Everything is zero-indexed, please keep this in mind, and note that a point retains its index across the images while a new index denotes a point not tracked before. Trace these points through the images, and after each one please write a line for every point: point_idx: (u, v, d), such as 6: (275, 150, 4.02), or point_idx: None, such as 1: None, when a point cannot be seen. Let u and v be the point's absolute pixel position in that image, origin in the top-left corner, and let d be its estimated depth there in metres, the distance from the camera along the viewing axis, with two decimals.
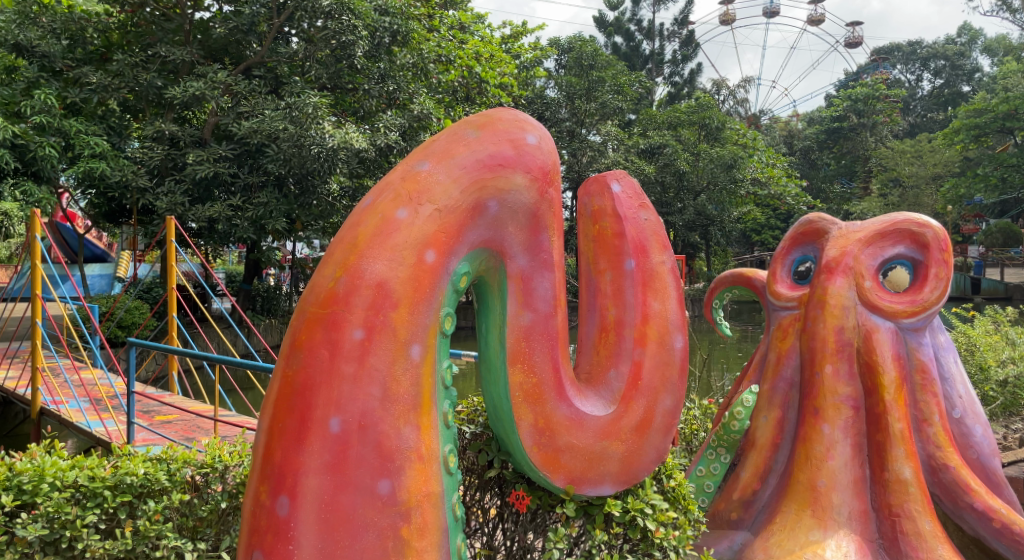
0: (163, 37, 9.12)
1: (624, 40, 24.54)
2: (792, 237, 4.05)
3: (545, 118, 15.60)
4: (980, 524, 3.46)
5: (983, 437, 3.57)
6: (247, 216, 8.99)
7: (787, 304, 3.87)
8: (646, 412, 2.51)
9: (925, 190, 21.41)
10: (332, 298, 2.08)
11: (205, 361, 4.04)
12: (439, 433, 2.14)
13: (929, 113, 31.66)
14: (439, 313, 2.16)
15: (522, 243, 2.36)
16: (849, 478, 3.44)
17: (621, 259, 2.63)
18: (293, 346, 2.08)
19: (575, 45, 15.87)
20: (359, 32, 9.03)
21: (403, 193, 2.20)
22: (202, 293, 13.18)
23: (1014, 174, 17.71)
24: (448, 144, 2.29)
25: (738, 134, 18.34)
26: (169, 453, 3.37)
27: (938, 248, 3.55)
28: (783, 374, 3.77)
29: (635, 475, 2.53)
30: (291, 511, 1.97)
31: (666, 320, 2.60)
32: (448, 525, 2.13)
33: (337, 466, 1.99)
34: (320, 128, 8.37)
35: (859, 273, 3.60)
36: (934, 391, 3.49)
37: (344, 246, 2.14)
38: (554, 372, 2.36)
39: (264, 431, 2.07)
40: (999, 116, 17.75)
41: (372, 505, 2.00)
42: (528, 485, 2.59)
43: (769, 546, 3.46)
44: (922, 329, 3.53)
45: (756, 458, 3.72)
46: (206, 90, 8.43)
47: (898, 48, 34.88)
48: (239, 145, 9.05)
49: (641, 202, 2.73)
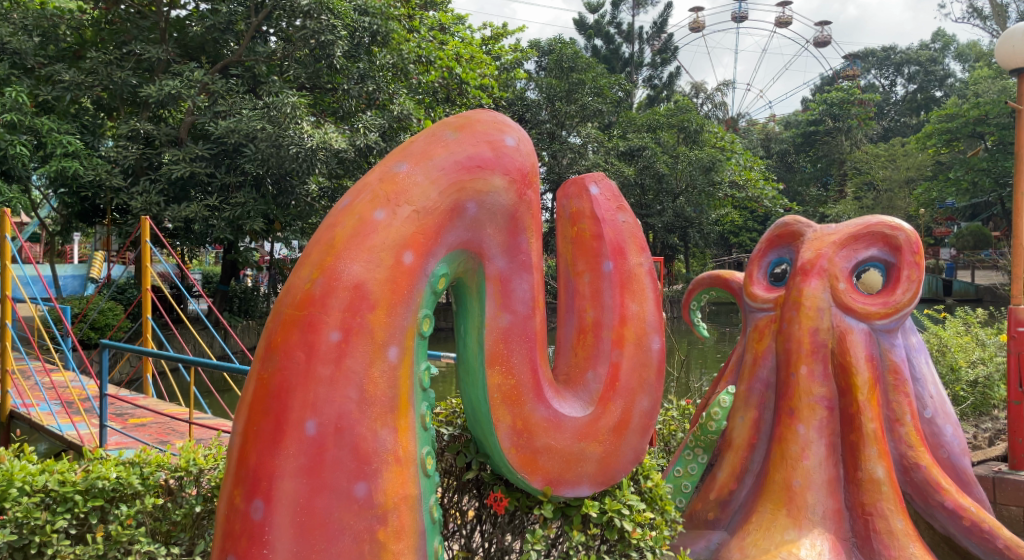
0: (139, 35, 9.03)
1: (604, 43, 24.63)
2: (769, 240, 4.10)
3: (525, 119, 15.57)
4: (951, 522, 3.50)
5: (953, 437, 3.63)
6: (224, 217, 8.89)
7: (763, 305, 3.92)
8: (624, 413, 2.52)
9: (898, 194, 21.57)
10: (308, 300, 2.07)
11: (180, 363, 3.99)
12: (416, 435, 2.13)
13: (903, 117, 32.00)
14: (416, 315, 2.15)
15: (501, 244, 2.36)
16: (823, 477, 3.48)
17: (599, 261, 2.64)
18: (268, 348, 2.07)
19: (554, 47, 15.89)
20: (338, 32, 8.97)
21: (381, 194, 2.19)
22: (178, 294, 13.02)
23: (984, 178, 18.12)
24: (426, 145, 2.29)
25: (716, 137, 18.51)
26: (142, 457, 3.30)
27: (910, 251, 3.60)
28: (759, 375, 3.80)
29: (613, 476, 2.54)
30: (265, 515, 1.96)
31: (644, 321, 2.62)
32: (426, 527, 2.13)
33: (313, 469, 1.98)
34: (298, 127, 8.34)
35: (834, 276, 3.65)
36: (906, 392, 3.54)
37: (321, 247, 2.13)
38: (532, 373, 2.36)
39: (239, 434, 2.05)
40: (969, 121, 18.18)
41: (348, 509, 1.99)
42: (507, 486, 2.59)
43: (745, 546, 3.49)
44: (895, 330, 3.58)
45: (732, 458, 3.77)
46: (182, 89, 8.32)
47: (872, 53, 35.31)
48: (216, 144, 8.92)
49: (619, 204, 2.75)
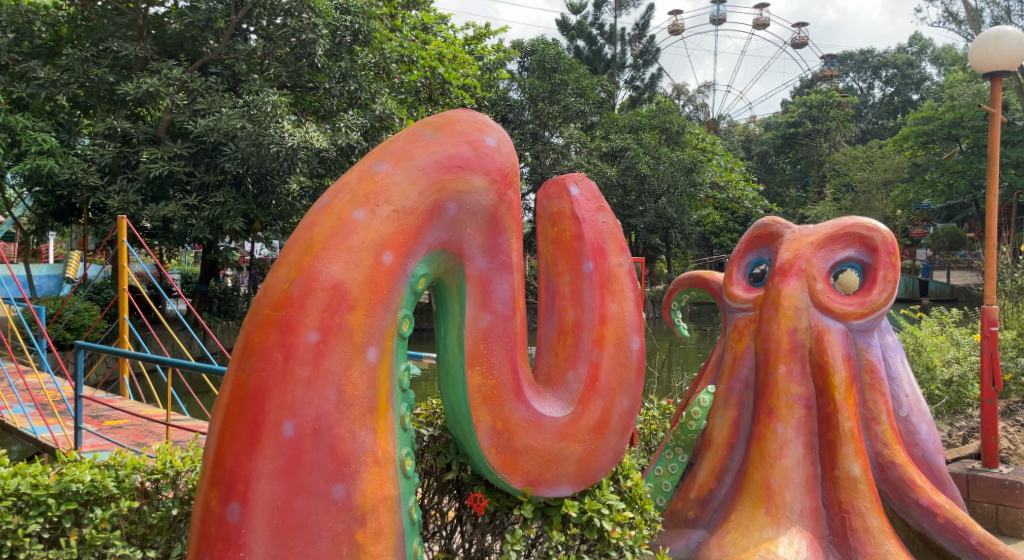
0: (116, 32, 8.90)
1: (587, 44, 24.70)
2: (749, 240, 4.13)
3: (508, 119, 15.45)
4: (926, 519, 3.55)
5: (928, 435, 3.69)
6: (203, 216, 8.77)
7: (743, 306, 3.96)
8: (603, 413, 2.53)
9: (876, 195, 21.84)
10: (286, 300, 2.05)
11: (157, 364, 3.94)
12: (395, 436, 2.12)
13: (881, 120, 32.43)
14: (396, 316, 2.14)
15: (481, 244, 2.35)
16: (801, 476, 3.51)
17: (579, 262, 2.65)
18: (245, 349, 2.05)
19: (537, 47, 15.87)
20: (320, 30, 8.94)
21: (361, 193, 2.18)
22: (156, 294, 12.87)
23: (959, 180, 18.36)
24: (406, 145, 2.28)
25: (697, 138, 18.61)
26: (117, 459, 3.25)
27: (886, 252, 3.65)
28: (738, 375, 3.84)
29: (593, 475, 2.54)
30: (242, 518, 1.94)
31: (624, 321, 2.63)
32: (405, 528, 2.12)
33: (291, 470, 1.96)
34: (279, 127, 8.30)
35: (812, 276, 3.69)
36: (882, 391, 3.59)
37: (299, 246, 2.12)
38: (513, 374, 2.36)
39: (215, 436, 2.03)
40: (945, 124, 18.49)
41: (326, 511, 1.98)
42: (487, 487, 2.59)
43: (724, 544, 3.51)
44: (871, 329, 3.63)
45: (712, 457, 3.80)
46: (160, 87, 8.21)
47: (851, 56, 35.72)
48: (195, 143, 8.85)
49: (599, 205, 2.76)
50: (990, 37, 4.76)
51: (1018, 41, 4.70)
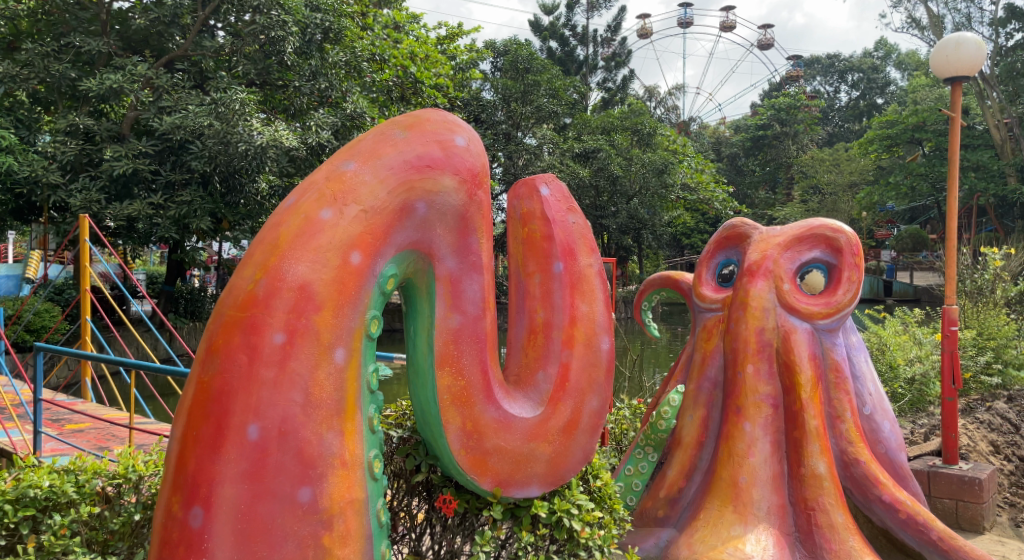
0: (77, 27, 8.65)
1: (560, 45, 24.80)
2: (717, 241, 4.18)
3: (480, 119, 15.49)
4: (888, 515, 3.62)
5: (890, 432, 3.77)
6: (168, 215, 8.60)
7: (712, 306, 4.01)
8: (573, 413, 2.53)
9: (842, 197, 22.31)
10: (251, 301, 2.02)
11: (120, 366, 3.85)
12: (363, 438, 2.10)
13: (847, 123, 33.05)
14: (364, 317, 2.12)
15: (451, 245, 2.34)
16: (768, 474, 3.56)
17: (550, 262, 2.65)
18: (209, 350, 2.01)
19: (510, 48, 15.87)
20: (289, 28, 8.80)
21: (328, 193, 2.15)
22: (121, 295, 12.62)
23: (922, 183, 18.67)
24: (374, 144, 2.26)
25: (668, 140, 18.76)
26: (77, 464, 3.18)
27: (851, 253, 3.71)
28: (707, 374, 3.88)
29: (563, 476, 2.54)
30: (205, 523, 1.91)
31: (594, 321, 2.64)
32: (373, 531, 2.10)
33: (255, 474, 1.93)
34: (247, 125, 8.15)
35: (779, 277, 3.74)
36: (846, 390, 3.65)
37: (265, 246, 2.09)
38: (483, 375, 2.35)
39: (178, 439, 1.99)
40: (908, 128, 18.98)
41: (292, 514, 1.95)
42: (456, 489, 2.58)
43: (693, 543, 3.53)
44: (836, 329, 3.69)
45: (681, 456, 3.84)
46: (124, 83, 8.01)
47: (817, 60, 36.39)
48: (160, 141, 8.67)
49: (570, 205, 2.77)
50: (951, 44, 4.88)
51: (977, 47, 4.82)
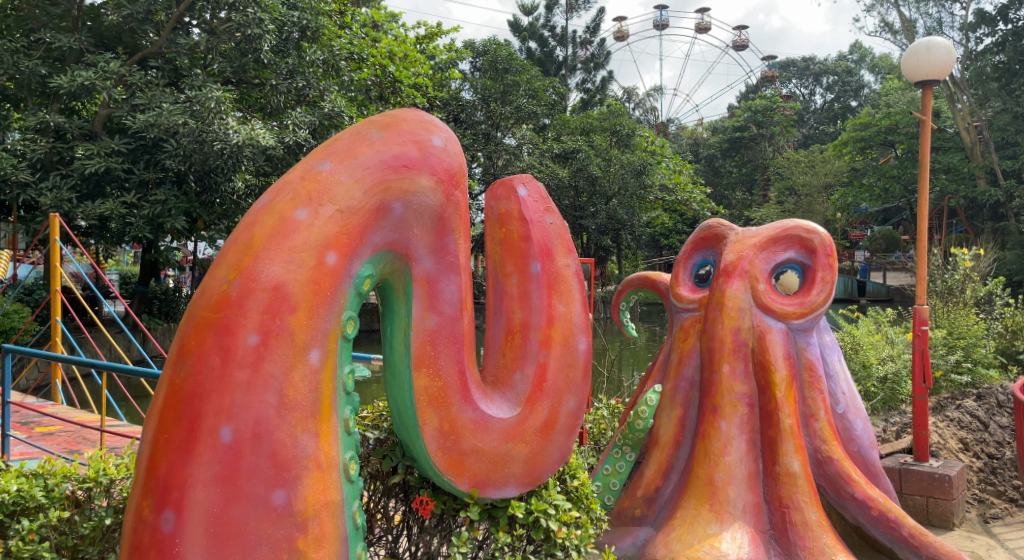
0: (49, 23, 8.52)
1: (539, 45, 24.84)
2: (695, 242, 4.22)
3: (460, 119, 15.37)
4: (861, 512, 3.68)
5: (863, 430, 3.82)
6: (142, 215, 8.47)
7: (689, 306, 4.04)
8: (550, 413, 2.53)
9: (816, 198, 22.78)
10: (224, 302, 2.00)
11: (92, 368, 3.79)
12: (339, 440, 2.08)
13: (822, 125, 33.47)
14: (340, 318, 2.10)
15: (428, 245, 2.33)
16: (744, 472, 3.59)
17: (527, 262, 2.65)
18: (181, 352, 1.99)
19: (488, 47, 15.84)
20: (265, 26, 8.64)
21: (303, 193, 2.14)
22: (93, 296, 12.42)
23: (896, 184, 18.76)
24: (350, 144, 2.24)
25: (647, 141, 18.84)
26: (46, 468, 3.12)
27: (824, 254, 3.77)
28: (684, 374, 3.91)
29: (540, 476, 2.54)
30: (176, 527, 1.88)
31: (571, 322, 2.64)
32: (348, 533, 2.08)
33: (228, 477, 1.91)
34: (223, 123, 8.09)
35: (754, 277, 3.78)
36: (820, 388, 3.70)
37: (238, 246, 2.06)
38: (460, 376, 2.35)
39: (148, 442, 1.96)
40: (881, 130, 19.32)
41: (266, 518, 1.93)
42: (433, 490, 2.57)
43: (670, 541, 3.56)
44: (810, 329, 3.73)
45: (658, 455, 3.87)
46: (95, 80, 7.88)
47: (793, 63, 36.83)
48: (134, 139, 8.54)
49: (547, 206, 2.78)
50: (922, 47, 4.95)
51: (948, 51, 4.90)
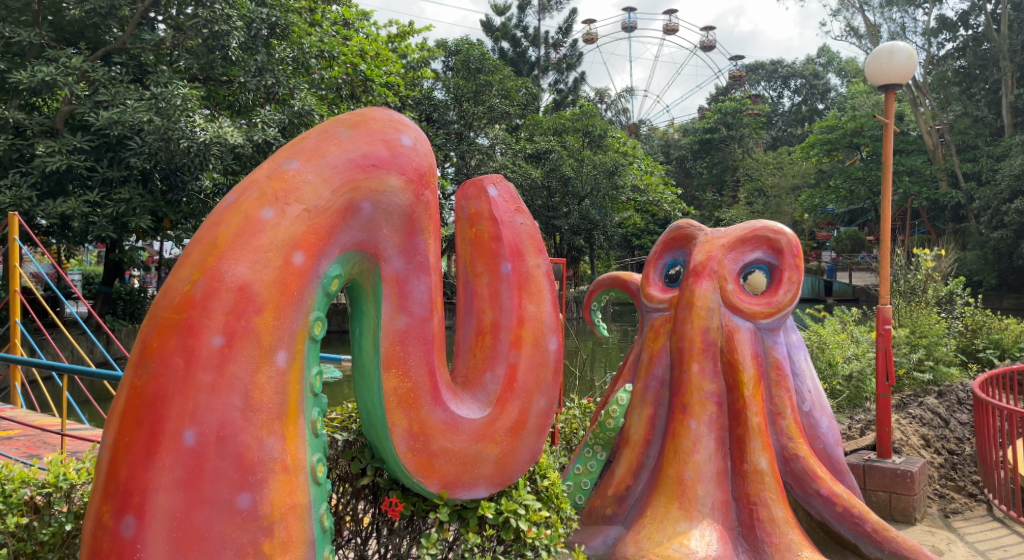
0: (8, 17, 8.26)
1: (511, 45, 24.86)
2: (664, 242, 4.25)
3: (432, 118, 15.32)
4: (826, 508, 3.74)
5: (828, 428, 3.88)
6: (106, 214, 8.32)
7: (658, 306, 4.08)
8: (520, 413, 2.53)
9: (785, 200, 23.08)
10: (187, 303, 1.96)
11: (53, 371, 3.69)
12: (306, 442, 2.05)
13: (790, 128, 34.05)
14: (307, 318, 2.08)
15: (397, 245, 2.31)
16: (712, 470, 3.62)
17: (497, 263, 2.65)
18: (142, 354, 1.94)
19: (461, 47, 15.78)
20: (233, 23, 8.56)
21: (270, 192, 2.11)
22: (55, 297, 12.14)
23: (860, 187, 19.40)
24: (318, 142, 2.22)
25: (619, 142, 18.95)
26: (3, 474, 3.03)
27: (791, 254, 3.82)
28: (654, 374, 3.94)
29: (510, 476, 2.54)
30: (137, 532, 1.84)
31: (541, 322, 2.65)
32: (316, 537, 2.06)
33: (191, 481, 1.88)
34: (190, 121, 8.00)
35: (723, 277, 3.82)
36: (787, 387, 3.75)
37: (202, 246, 2.03)
38: (429, 376, 2.33)
39: (109, 447, 1.91)
40: (847, 133, 19.74)
41: (230, 522, 1.90)
42: (402, 492, 2.55)
43: (639, 539, 3.58)
44: (777, 329, 3.79)
45: (629, 454, 3.89)
46: (57, 76, 7.69)
47: (762, 66, 37.36)
48: (97, 137, 8.34)
49: (517, 206, 2.77)
50: (885, 52, 5.05)
51: (909, 55, 5.02)
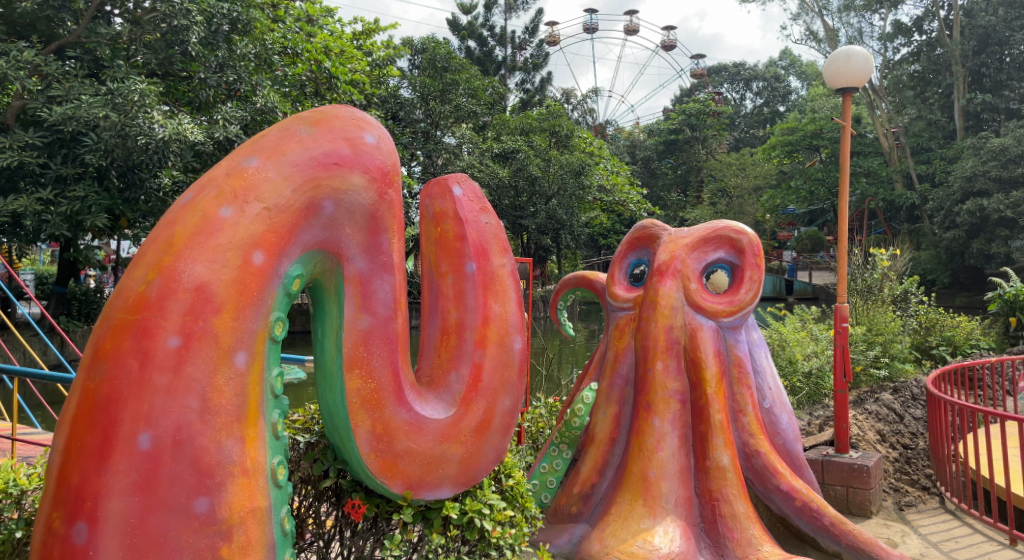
0: None
1: (478, 45, 24.82)
2: (629, 242, 4.29)
3: (399, 117, 15.23)
4: (786, 503, 3.82)
5: (788, 424, 3.96)
6: (59, 212, 8.03)
7: (623, 305, 4.11)
8: (485, 412, 2.52)
9: (747, 200, 23.47)
10: (142, 303, 1.92)
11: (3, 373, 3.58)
12: (266, 445, 2.02)
13: (752, 129, 34.63)
14: (268, 318, 2.04)
15: (360, 245, 2.29)
16: (676, 467, 3.66)
17: (462, 262, 2.64)
18: (95, 356, 1.90)
19: (427, 46, 15.68)
20: (193, 17, 8.31)
21: (228, 190, 2.07)
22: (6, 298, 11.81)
23: (819, 188, 19.88)
24: (278, 140, 2.18)
25: (585, 142, 19.06)
26: None
27: (752, 254, 3.89)
28: (619, 371, 3.97)
29: (475, 476, 2.53)
30: (90, 538, 1.80)
31: (506, 321, 2.65)
32: (276, 540, 2.02)
33: (146, 485, 1.83)
34: (148, 117, 7.76)
35: (686, 276, 3.87)
36: (749, 384, 3.81)
37: (158, 245, 1.98)
38: (393, 376, 2.31)
39: (60, 451, 1.86)
40: (807, 135, 20.21)
41: (187, 527, 1.86)
42: (365, 493, 2.53)
43: (604, 536, 3.61)
44: (738, 327, 3.85)
45: (595, 452, 3.92)
46: (7, 70, 7.43)
47: (725, 68, 37.90)
48: (50, 133, 8.07)
49: (482, 205, 2.77)
50: (842, 55, 5.16)
51: (865, 60, 5.13)
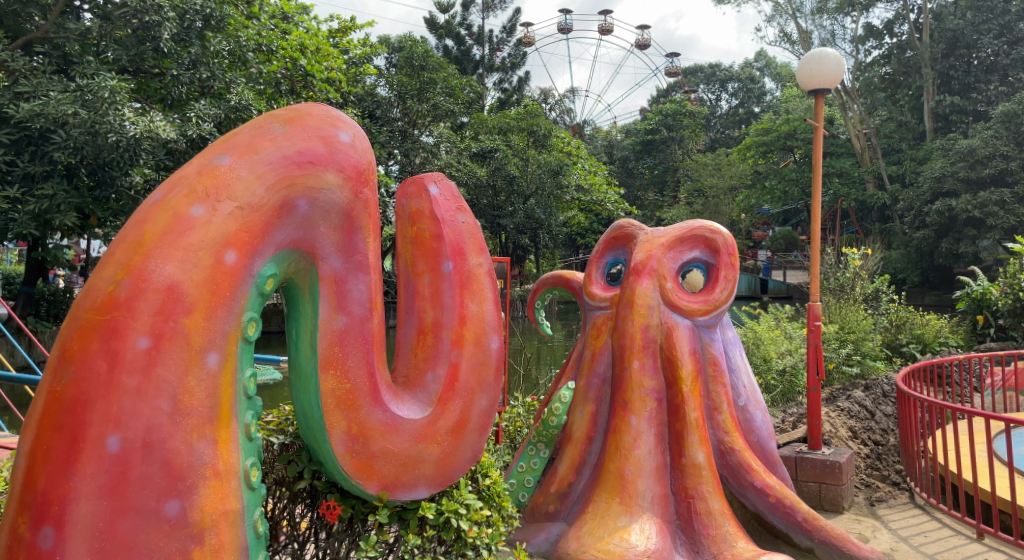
0: None
1: (455, 43, 24.73)
2: (606, 241, 4.31)
3: (376, 116, 15.14)
4: (760, 500, 3.85)
5: (762, 422, 4.00)
6: (27, 210, 7.84)
7: (600, 304, 4.13)
8: (462, 412, 2.51)
9: (723, 200, 23.70)
10: (111, 304, 1.88)
11: None
12: (238, 446, 1.99)
13: (728, 130, 34.97)
14: (240, 319, 2.02)
15: (335, 244, 2.27)
16: (652, 465, 3.68)
17: (438, 261, 2.63)
18: (62, 357, 1.86)
19: (404, 44, 15.59)
20: (165, 13, 8.19)
21: (200, 188, 2.04)
22: None
23: (793, 188, 20.12)
24: (251, 138, 2.15)
25: (563, 142, 19.09)
26: None
27: (727, 253, 3.92)
28: (596, 370, 3.98)
29: (451, 476, 2.52)
30: (56, 544, 1.76)
31: (482, 321, 2.64)
32: (249, 543, 2.00)
33: (116, 489, 1.80)
34: (119, 114, 7.68)
35: (662, 276, 3.89)
36: (723, 382, 3.85)
37: (127, 245, 1.94)
38: (369, 377, 2.30)
39: (25, 455, 1.82)
40: (781, 135, 20.46)
41: (157, 530, 1.83)
42: (340, 495, 2.51)
43: (581, 535, 3.62)
44: (714, 326, 3.88)
45: (572, 451, 3.92)
46: None
47: (701, 69, 38.21)
48: (17, 129, 7.80)
49: (459, 205, 2.76)
50: (814, 58, 5.23)
51: (837, 62, 5.22)
